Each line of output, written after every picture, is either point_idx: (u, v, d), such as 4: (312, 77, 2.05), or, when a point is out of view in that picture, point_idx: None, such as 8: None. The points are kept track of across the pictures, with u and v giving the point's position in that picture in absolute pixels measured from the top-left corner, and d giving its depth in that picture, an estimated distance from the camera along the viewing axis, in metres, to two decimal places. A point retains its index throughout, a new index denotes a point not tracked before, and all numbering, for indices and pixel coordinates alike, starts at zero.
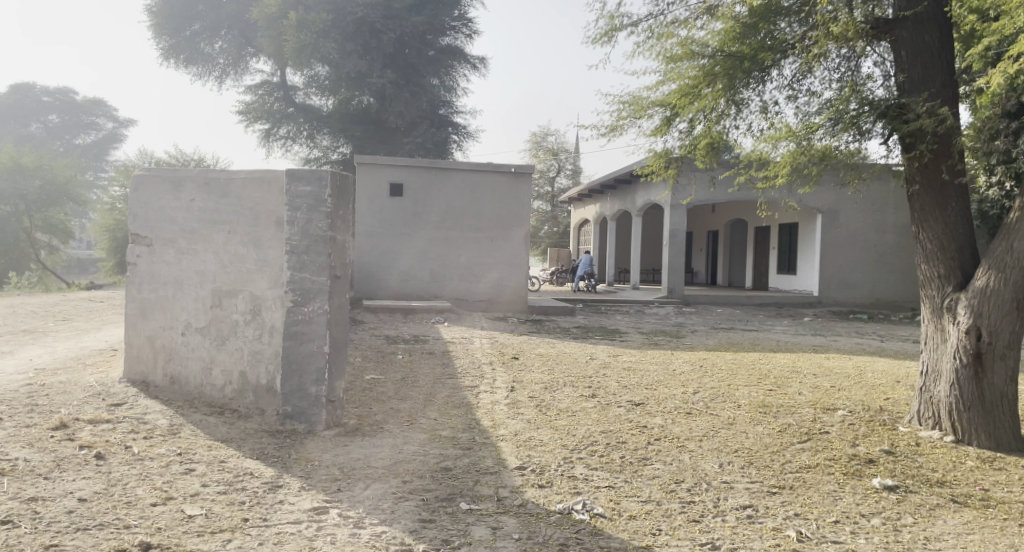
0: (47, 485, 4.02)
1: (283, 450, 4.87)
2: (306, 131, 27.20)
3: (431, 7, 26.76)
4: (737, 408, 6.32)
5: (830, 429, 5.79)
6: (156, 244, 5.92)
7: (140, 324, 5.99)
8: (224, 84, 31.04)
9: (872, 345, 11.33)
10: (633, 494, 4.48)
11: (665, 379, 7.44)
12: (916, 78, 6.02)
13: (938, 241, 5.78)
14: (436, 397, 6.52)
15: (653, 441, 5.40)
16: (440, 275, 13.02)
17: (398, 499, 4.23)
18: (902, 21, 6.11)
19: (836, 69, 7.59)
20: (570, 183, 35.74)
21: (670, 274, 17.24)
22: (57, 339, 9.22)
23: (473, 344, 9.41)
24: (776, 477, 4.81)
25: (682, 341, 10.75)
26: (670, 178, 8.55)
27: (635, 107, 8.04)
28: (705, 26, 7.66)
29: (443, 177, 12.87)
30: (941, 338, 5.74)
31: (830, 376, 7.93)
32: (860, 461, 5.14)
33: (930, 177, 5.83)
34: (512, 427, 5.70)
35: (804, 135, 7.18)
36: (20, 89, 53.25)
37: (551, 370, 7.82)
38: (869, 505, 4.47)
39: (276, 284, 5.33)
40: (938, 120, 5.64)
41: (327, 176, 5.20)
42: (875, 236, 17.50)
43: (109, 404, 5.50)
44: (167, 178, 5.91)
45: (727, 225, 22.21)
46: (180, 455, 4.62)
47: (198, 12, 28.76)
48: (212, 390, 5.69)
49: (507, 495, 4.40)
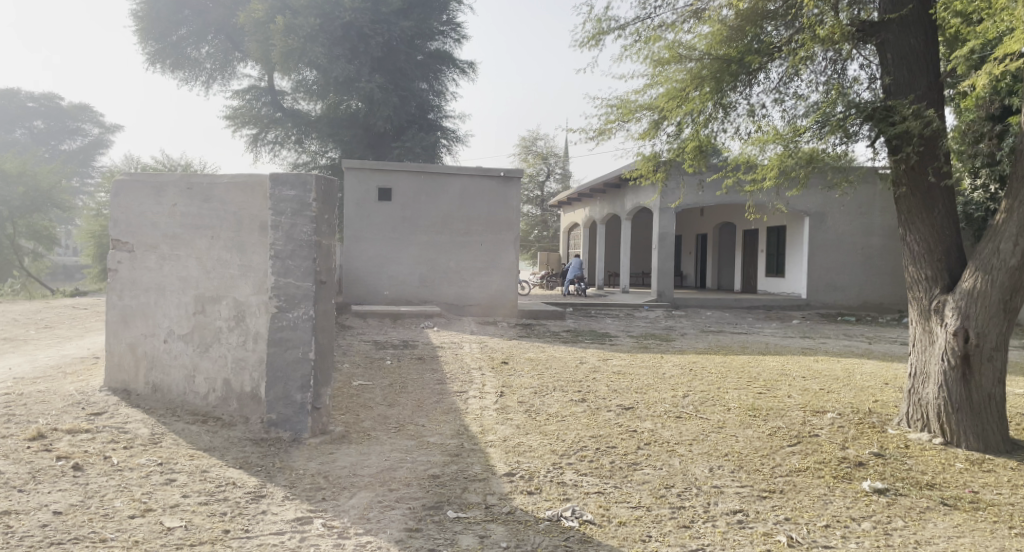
0: (22, 498, 3.93)
1: (267, 459, 4.79)
2: (294, 136, 27.12)
3: (420, 11, 26.71)
4: (727, 411, 6.29)
5: (819, 432, 5.77)
6: (138, 250, 5.85)
7: (121, 332, 5.92)
8: (211, 89, 30.89)
9: (860, 347, 11.35)
10: (623, 500, 4.43)
11: (655, 383, 7.41)
12: (902, 81, 6.01)
13: (925, 243, 5.78)
14: (425, 403, 6.46)
15: (643, 446, 5.35)
16: (430, 280, 12.95)
17: (384, 507, 4.17)
18: (888, 24, 6.11)
19: (822, 72, 7.60)
20: (559, 187, 35.73)
21: (660, 278, 17.24)
22: (38, 346, 9.08)
23: (462, 349, 9.34)
24: (766, 481, 4.77)
25: (672, 345, 10.72)
26: (658, 181, 8.52)
27: (622, 111, 8.01)
28: (693, 29, 7.65)
29: (432, 181, 12.81)
30: (929, 340, 5.74)
31: (819, 378, 7.92)
32: (850, 464, 5.11)
33: (917, 180, 5.83)
34: (501, 433, 5.64)
35: (790, 138, 7.17)
36: (6, 95, 52.94)
37: (540, 375, 7.77)
38: (860, 508, 4.44)
39: (260, 290, 5.25)
40: (924, 122, 5.66)
41: (311, 181, 5.13)
42: (863, 239, 17.57)
43: (88, 413, 5.41)
44: (148, 183, 5.82)
45: (716, 228, 22.27)
46: (161, 465, 4.53)
47: (184, 16, 28.59)
48: (195, 398, 5.60)
49: (496, 503, 4.34)
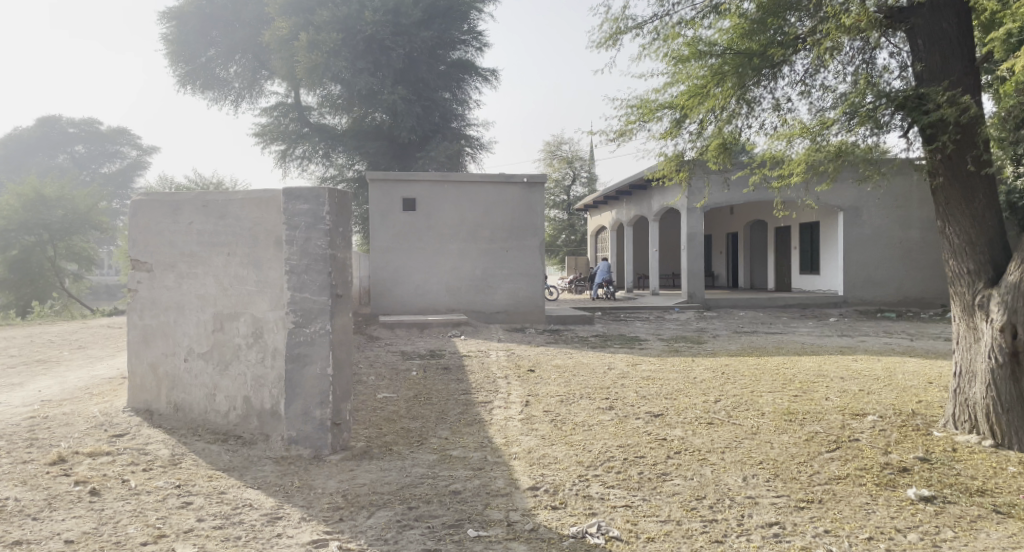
0: (35, 526, 3.89)
1: (286, 478, 4.68)
2: (321, 150, 27.43)
3: (441, 22, 26.75)
4: (761, 416, 6.04)
5: (860, 436, 5.50)
6: (157, 269, 5.81)
7: (143, 352, 5.88)
8: (240, 107, 31.29)
9: (902, 345, 10.93)
10: (652, 514, 4.24)
11: (686, 388, 7.17)
12: (935, 68, 5.74)
13: (967, 235, 5.50)
14: (449, 415, 6.33)
15: (673, 455, 5.15)
16: (457, 288, 12.85)
17: (402, 527, 4.04)
18: (918, 10, 5.82)
19: (849, 62, 7.34)
20: (585, 191, 35.46)
21: (691, 279, 16.87)
22: (70, 367, 9.15)
23: (489, 358, 9.20)
24: (804, 490, 4.53)
25: (704, 347, 10.43)
26: (682, 181, 8.31)
27: (642, 111, 7.82)
28: (713, 24, 7.40)
29: (454, 189, 12.71)
30: (974, 337, 5.46)
31: (858, 378, 7.60)
32: (893, 470, 4.84)
33: (955, 169, 5.56)
34: (526, 444, 5.48)
35: (818, 131, 6.92)
36: (47, 121, 54.85)
37: (568, 382, 7.59)
38: (904, 518, 4.19)
39: (277, 305, 5.16)
40: (961, 109, 5.35)
41: (325, 195, 5.05)
42: (901, 233, 17.07)
43: (110, 435, 5.37)
44: (165, 202, 5.79)
45: (747, 226, 21.82)
46: (178, 488, 4.46)
47: (212, 38, 29.15)
48: (216, 416, 5.51)
49: (518, 519, 4.17)
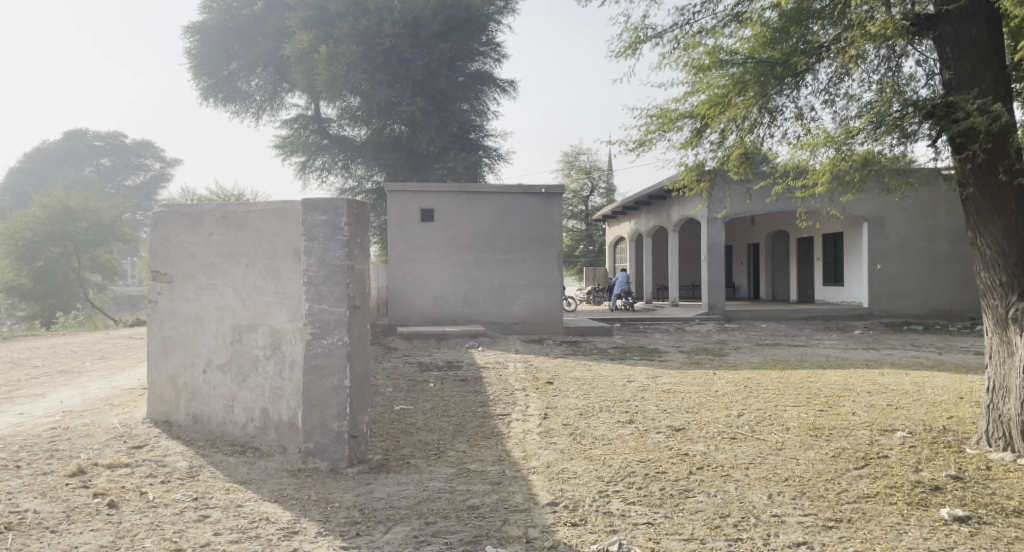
0: (53, 539, 3.87)
1: (303, 491, 4.64)
2: (340, 162, 27.56)
3: (459, 33, 26.84)
4: (786, 431, 5.92)
5: (889, 452, 5.36)
6: (176, 280, 5.81)
7: (163, 363, 5.88)
8: (261, 120, 31.57)
9: (929, 358, 10.71)
10: (675, 532, 4.13)
11: (708, 401, 7.05)
12: (964, 76, 5.58)
13: (998, 246, 5.36)
14: (466, 427, 6.26)
15: (696, 470, 5.04)
16: (474, 299, 12.79)
17: (419, 543, 3.97)
18: (947, 16, 5.68)
19: (875, 71, 7.22)
20: (604, 201, 35.29)
21: (711, 290, 16.69)
22: (92, 378, 9.19)
23: (506, 369, 9.10)
24: (832, 509, 4.41)
25: (725, 360, 10.28)
26: (703, 191, 8.21)
27: (662, 120, 7.75)
28: (734, 33, 7.32)
29: (472, 200, 12.69)
30: (1008, 352, 5.33)
31: (886, 393, 7.42)
32: (925, 488, 4.70)
33: (986, 180, 5.40)
34: (545, 459, 5.39)
35: (843, 140, 6.81)
36: (73, 135, 55.86)
37: (586, 395, 7.47)
38: (938, 539, 4.05)
39: (294, 316, 5.13)
40: (992, 118, 5.20)
41: (342, 205, 5.03)
42: (927, 243, 16.81)
43: (129, 446, 5.37)
44: (185, 214, 5.80)
45: (768, 237, 21.56)
46: (196, 500, 4.43)
47: (234, 51, 29.57)
48: (234, 428, 5.48)
49: (537, 537, 4.09)
